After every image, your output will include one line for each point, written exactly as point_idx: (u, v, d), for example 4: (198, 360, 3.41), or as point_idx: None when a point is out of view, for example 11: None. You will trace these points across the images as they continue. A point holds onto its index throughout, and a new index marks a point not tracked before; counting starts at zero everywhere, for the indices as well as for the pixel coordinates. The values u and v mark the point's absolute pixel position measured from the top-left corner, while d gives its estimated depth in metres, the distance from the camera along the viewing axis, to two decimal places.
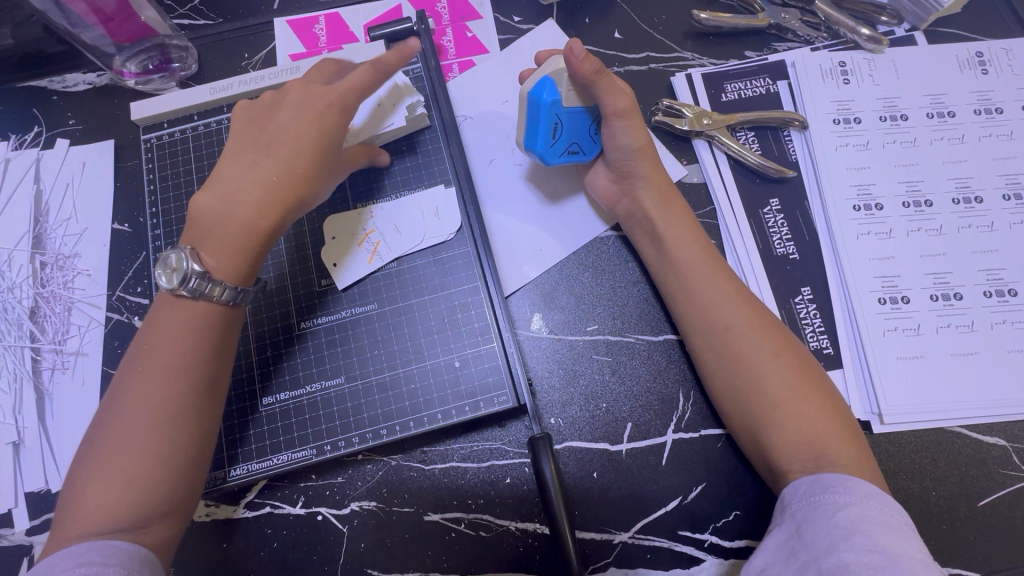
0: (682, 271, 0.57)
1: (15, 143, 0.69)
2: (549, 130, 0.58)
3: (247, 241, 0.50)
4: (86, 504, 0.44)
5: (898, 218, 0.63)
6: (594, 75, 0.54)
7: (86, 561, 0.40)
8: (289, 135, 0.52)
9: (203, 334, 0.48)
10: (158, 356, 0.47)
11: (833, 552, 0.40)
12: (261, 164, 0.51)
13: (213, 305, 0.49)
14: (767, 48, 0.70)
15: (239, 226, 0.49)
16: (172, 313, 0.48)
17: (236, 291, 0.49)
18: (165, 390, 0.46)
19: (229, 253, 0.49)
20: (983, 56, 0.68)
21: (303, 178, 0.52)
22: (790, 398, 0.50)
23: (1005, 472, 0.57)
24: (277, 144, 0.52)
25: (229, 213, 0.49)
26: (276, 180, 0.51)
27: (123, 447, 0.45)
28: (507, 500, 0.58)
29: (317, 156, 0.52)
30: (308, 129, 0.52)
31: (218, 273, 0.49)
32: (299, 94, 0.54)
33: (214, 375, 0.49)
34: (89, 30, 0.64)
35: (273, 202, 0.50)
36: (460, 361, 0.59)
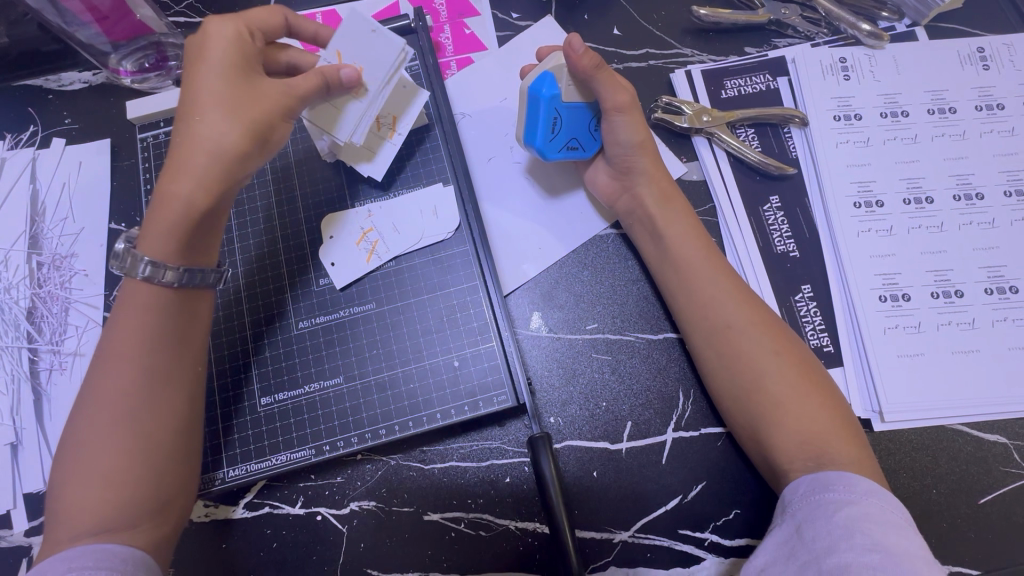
0: (682, 268, 0.57)
1: (10, 143, 0.69)
2: (548, 124, 0.57)
3: (172, 211, 0.47)
4: (72, 507, 0.44)
5: (899, 214, 0.63)
6: (593, 70, 0.54)
7: (78, 565, 0.41)
8: (195, 92, 0.48)
9: (164, 321, 0.48)
10: (118, 348, 0.47)
11: (834, 552, 0.40)
12: (177, 133, 0.48)
13: (167, 290, 0.48)
14: (767, 44, 0.70)
15: (167, 200, 0.47)
16: (129, 302, 0.48)
17: (180, 272, 0.48)
18: (130, 382, 0.46)
19: (158, 233, 0.47)
20: (984, 52, 0.67)
21: (212, 142, 0.47)
22: (791, 396, 0.50)
23: (1006, 470, 0.57)
24: (186, 109, 0.48)
25: (158, 193, 0.48)
26: (186, 150, 0.47)
27: (99, 446, 0.45)
28: (507, 499, 0.58)
29: (223, 114, 0.47)
30: (217, 83, 0.48)
31: (151, 252, 0.47)
32: (201, 44, 0.49)
33: (180, 364, 0.49)
34: (84, 28, 0.65)
35: (190, 166, 0.47)
36: (458, 361, 0.59)
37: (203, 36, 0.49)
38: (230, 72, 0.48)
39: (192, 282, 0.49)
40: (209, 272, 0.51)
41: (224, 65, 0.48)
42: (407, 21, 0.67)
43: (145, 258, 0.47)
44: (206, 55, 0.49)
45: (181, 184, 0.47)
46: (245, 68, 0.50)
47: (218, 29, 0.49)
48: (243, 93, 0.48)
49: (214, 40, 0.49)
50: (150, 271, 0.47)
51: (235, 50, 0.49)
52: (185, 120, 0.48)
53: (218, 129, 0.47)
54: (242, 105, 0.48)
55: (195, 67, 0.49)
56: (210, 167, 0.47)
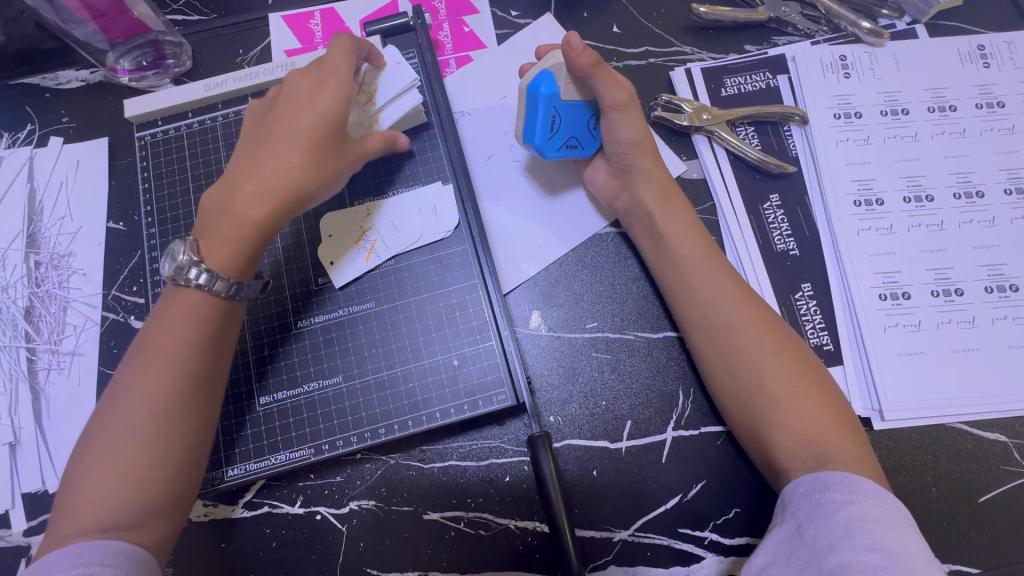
0: (683, 266, 0.56)
1: (7, 141, 0.69)
2: (547, 123, 0.57)
3: (246, 230, 0.49)
4: (82, 501, 0.44)
5: (899, 212, 0.63)
6: (591, 68, 0.54)
7: (83, 561, 0.40)
8: (293, 133, 0.52)
9: (204, 326, 0.48)
10: (159, 347, 0.47)
11: (835, 551, 0.40)
12: (261, 159, 0.51)
13: (215, 297, 0.49)
14: (767, 42, 0.70)
15: (238, 219, 0.49)
16: (176, 305, 0.49)
17: (233, 284, 0.49)
18: (164, 382, 0.46)
19: (224, 244, 0.49)
20: (984, 50, 0.67)
21: (297, 169, 0.51)
22: (790, 394, 0.50)
23: (1005, 468, 0.57)
24: (276, 135, 0.52)
25: (227, 205, 0.50)
26: (270, 172, 0.50)
27: (120, 441, 0.45)
28: (507, 498, 0.58)
29: (309, 145, 0.52)
30: (315, 132, 0.52)
31: (217, 262, 0.49)
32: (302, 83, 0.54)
33: (213, 368, 0.49)
34: (82, 26, 0.64)
35: (271, 197, 0.50)
36: (458, 360, 0.59)
37: (311, 85, 0.53)
38: (332, 126, 0.53)
39: (238, 294, 0.50)
40: (247, 285, 0.51)
41: (328, 117, 0.53)
42: (406, 19, 0.67)
43: (202, 266, 0.48)
44: (314, 103, 0.53)
45: (260, 210, 0.50)
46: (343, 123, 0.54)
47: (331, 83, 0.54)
48: (334, 148, 0.53)
49: (326, 90, 0.53)
50: (203, 278, 0.48)
51: (340, 105, 0.53)
52: (275, 151, 0.51)
53: (302, 170, 0.51)
54: (328, 158, 0.53)
55: (297, 111, 0.52)
56: (288, 204, 0.51)
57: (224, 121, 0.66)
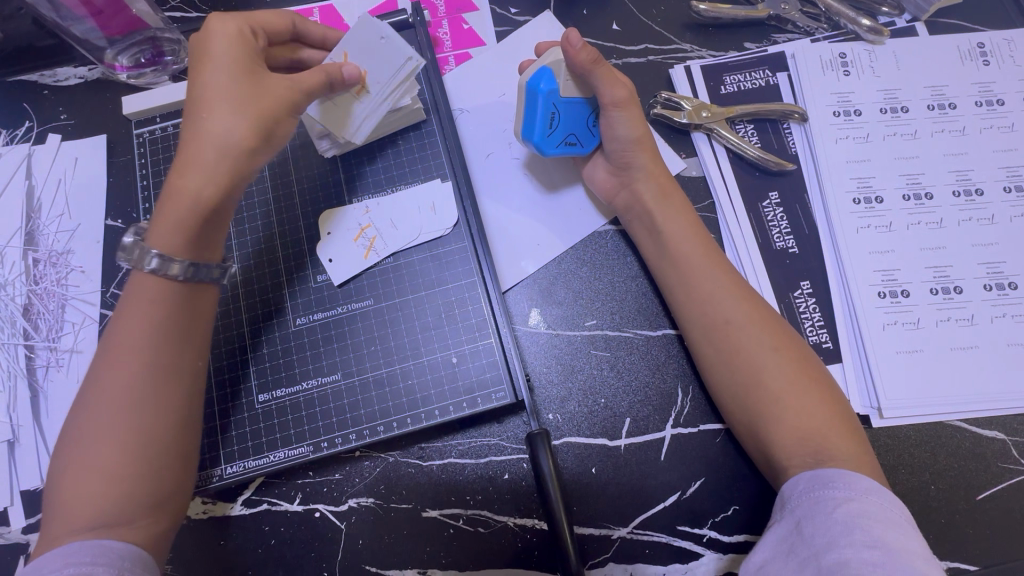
0: (680, 264, 0.56)
1: (6, 139, 0.68)
2: (547, 120, 0.57)
3: (188, 205, 0.48)
4: (69, 501, 0.44)
5: (898, 210, 0.63)
6: (591, 65, 0.54)
7: (74, 561, 0.40)
8: (202, 91, 0.50)
9: (167, 314, 0.48)
10: (123, 340, 0.47)
11: (833, 548, 0.40)
12: (185, 131, 0.50)
13: (174, 283, 0.49)
14: (767, 40, 0.69)
15: (177, 194, 0.48)
16: (135, 295, 0.48)
17: (190, 265, 0.49)
18: (130, 374, 0.46)
19: (170, 228, 0.48)
20: (984, 48, 0.67)
21: (224, 131, 0.49)
22: (788, 391, 0.50)
23: (1004, 466, 0.57)
24: (195, 104, 0.50)
25: (168, 191, 0.49)
26: (199, 144, 0.49)
27: (100, 438, 0.45)
28: (506, 495, 0.58)
29: (229, 103, 0.49)
30: (223, 82, 0.49)
31: (160, 243, 0.48)
32: (201, 43, 0.51)
33: (180, 357, 0.48)
34: (79, 23, 0.64)
35: (201, 162, 0.48)
36: (457, 357, 0.59)
37: (200, 39, 0.51)
38: (239, 74, 0.50)
39: (197, 277, 0.49)
40: (215, 266, 0.51)
41: (228, 64, 0.50)
42: (406, 16, 0.67)
43: (151, 251, 0.47)
44: (210, 56, 0.50)
45: (195, 176, 0.48)
46: (247, 65, 0.51)
47: (215, 31, 0.51)
48: (249, 88, 0.50)
49: (214, 40, 0.51)
50: (156, 262, 0.47)
51: (235, 50, 0.51)
52: (192, 117, 0.50)
53: (224, 125, 0.49)
54: (249, 99, 0.50)
55: (199, 70, 0.50)
56: (221, 160, 0.49)
57: None
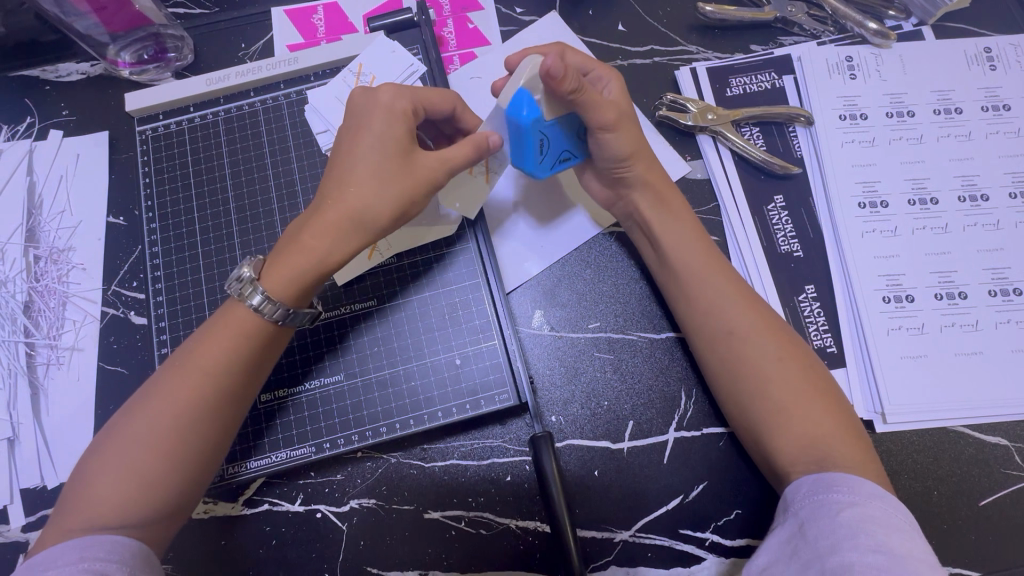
0: (682, 271, 0.56)
1: (7, 134, 0.68)
2: (537, 145, 0.53)
3: (308, 265, 0.48)
4: (94, 493, 0.43)
5: (903, 215, 0.62)
6: (570, 92, 0.49)
7: (89, 555, 0.40)
8: (354, 159, 0.49)
9: (250, 347, 0.48)
10: (202, 359, 0.47)
11: (837, 551, 0.40)
12: (327, 188, 0.50)
13: (262, 321, 0.48)
14: (773, 42, 0.69)
15: (302, 250, 0.48)
16: (227, 320, 0.49)
17: (287, 312, 0.48)
18: (198, 394, 0.46)
19: (289, 281, 0.48)
20: (991, 53, 0.67)
21: (362, 203, 0.48)
22: (796, 398, 0.49)
23: (1006, 471, 0.57)
24: (348, 166, 0.49)
25: (295, 241, 0.49)
26: (334, 206, 0.48)
27: (142, 444, 0.44)
28: (508, 498, 0.57)
29: (376, 175, 0.48)
30: (379, 153, 0.49)
31: (271, 290, 0.48)
32: (369, 105, 0.51)
33: (247, 385, 0.49)
34: (82, 18, 0.63)
35: (335, 230, 0.48)
36: (460, 359, 0.59)
37: (367, 105, 0.51)
38: (394, 147, 0.49)
39: (288, 320, 0.49)
40: (305, 314, 0.50)
41: (386, 136, 0.49)
42: (411, 15, 0.67)
43: (260, 289, 0.47)
44: (376, 125, 0.50)
45: (324, 240, 0.48)
46: (406, 138, 0.50)
47: (386, 101, 0.51)
48: (402, 164, 0.49)
49: (378, 108, 0.50)
50: (259, 300, 0.48)
51: (395, 120, 0.50)
52: (337, 175, 0.50)
53: (364, 196, 0.48)
54: (396, 174, 0.49)
55: (356, 133, 0.50)
56: (351, 229, 0.48)
57: (226, 116, 0.66)
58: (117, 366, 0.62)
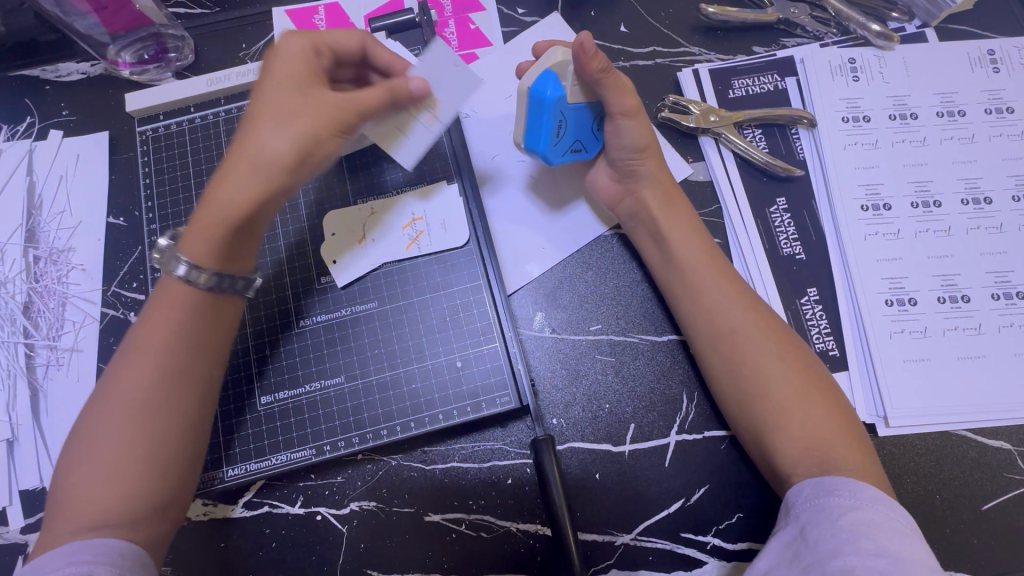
0: (685, 273, 0.56)
1: (6, 134, 0.68)
2: (553, 127, 0.55)
3: (223, 218, 0.47)
4: (75, 498, 0.43)
5: (906, 218, 0.62)
6: (599, 74, 0.52)
7: (77, 559, 0.40)
8: (260, 105, 0.49)
9: (190, 320, 0.48)
10: (143, 341, 0.47)
11: (839, 556, 0.40)
12: (238, 142, 0.49)
13: (198, 290, 0.48)
14: (775, 44, 0.69)
15: (216, 204, 0.47)
16: (163, 300, 0.48)
17: (217, 276, 0.48)
18: (148, 376, 0.46)
19: (208, 238, 0.47)
20: (994, 55, 0.67)
21: (274, 148, 0.47)
22: (795, 400, 0.49)
23: (1009, 476, 0.57)
24: (256, 116, 0.49)
25: (212, 195, 0.47)
26: (246, 154, 0.47)
27: (111, 437, 0.45)
28: (509, 501, 0.57)
29: (286, 122, 0.48)
30: (277, 99, 0.48)
31: (192, 256, 0.47)
32: (273, 55, 0.51)
33: (201, 361, 0.48)
34: (83, 18, 0.63)
35: (244, 177, 0.47)
36: (462, 361, 0.59)
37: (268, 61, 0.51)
38: (298, 92, 0.49)
39: (224, 287, 0.49)
40: (238, 279, 0.50)
41: (292, 82, 0.49)
42: (412, 16, 0.67)
43: (183, 260, 0.47)
44: (276, 73, 0.50)
45: (232, 186, 0.47)
46: (314, 84, 0.50)
47: (294, 48, 0.51)
48: (306, 107, 0.48)
49: (285, 58, 0.50)
50: (185, 271, 0.47)
51: (303, 69, 0.50)
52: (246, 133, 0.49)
53: (271, 140, 0.47)
54: (301, 117, 0.48)
55: (264, 82, 0.50)
56: (256, 173, 0.47)
57: (227, 117, 0.66)
58: None
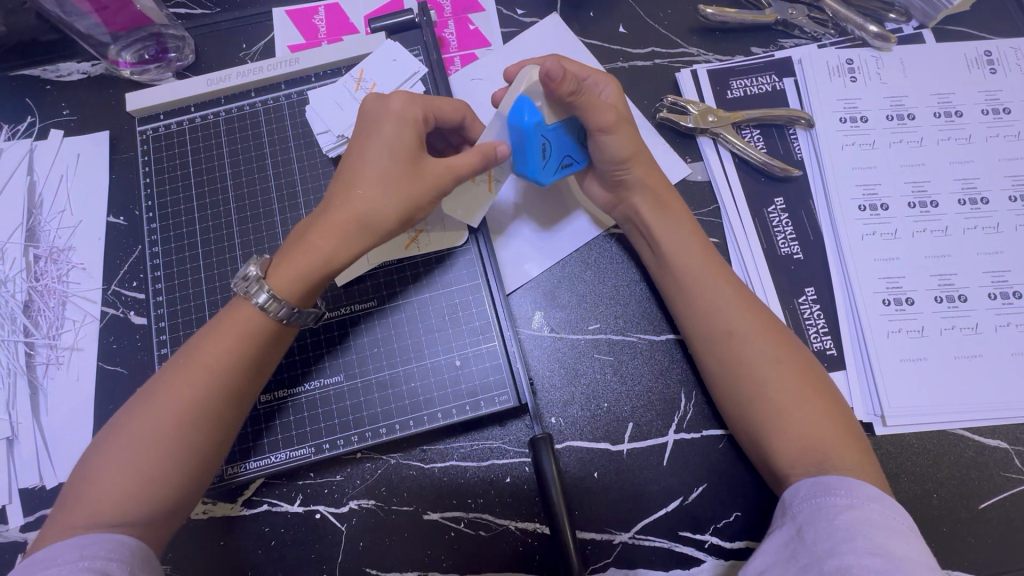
0: (680, 274, 0.56)
1: (7, 133, 0.68)
2: (539, 150, 0.54)
3: (313, 265, 0.49)
4: (93, 493, 0.43)
5: (903, 218, 0.63)
6: (571, 96, 0.50)
7: (89, 554, 0.40)
8: (362, 162, 0.50)
9: (254, 347, 0.48)
10: (205, 361, 0.47)
11: (836, 554, 0.40)
12: (335, 192, 0.51)
13: (268, 320, 0.49)
14: (773, 44, 0.69)
15: (307, 250, 0.49)
16: (231, 317, 0.49)
17: (292, 310, 0.49)
18: (200, 397, 0.46)
19: (295, 279, 0.48)
20: (991, 56, 0.67)
21: (370, 212, 0.49)
22: (794, 401, 0.49)
23: (1006, 475, 0.57)
24: (355, 171, 0.50)
25: (305, 241, 0.49)
26: (343, 209, 0.49)
27: (141, 441, 0.44)
28: (507, 499, 0.57)
29: (386, 186, 0.49)
30: (386, 158, 0.50)
31: (276, 288, 0.48)
32: (379, 109, 0.52)
33: (251, 383, 0.49)
34: (84, 18, 0.63)
35: (342, 233, 0.49)
36: (460, 360, 0.59)
37: (375, 112, 0.52)
38: (400, 153, 0.50)
39: (292, 319, 0.49)
40: (309, 312, 0.50)
41: (394, 143, 0.50)
42: (411, 16, 0.67)
43: (267, 288, 0.48)
44: (377, 129, 0.51)
45: (330, 239, 0.49)
46: (413, 145, 0.51)
47: (394, 104, 0.52)
48: (407, 171, 0.50)
49: (388, 115, 0.51)
50: (266, 300, 0.48)
51: (404, 128, 0.51)
52: (347, 178, 0.51)
53: (371, 199, 0.49)
54: (402, 179, 0.50)
55: (367, 136, 0.51)
56: (357, 232, 0.49)
57: (227, 116, 0.66)
58: (117, 366, 0.62)
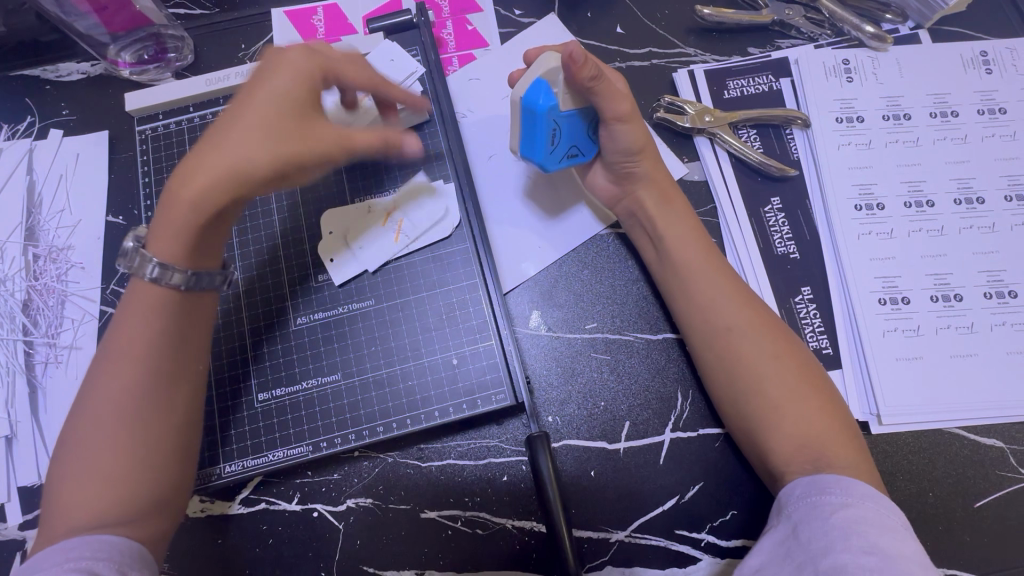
0: (680, 271, 0.56)
1: (7, 133, 0.68)
2: (548, 136, 0.56)
3: (187, 216, 0.46)
4: (69, 499, 0.44)
5: (900, 218, 0.63)
6: (590, 81, 0.52)
7: (75, 555, 0.41)
8: (241, 108, 0.48)
9: (170, 320, 0.48)
10: (121, 343, 0.47)
11: (830, 553, 0.40)
12: (206, 138, 0.47)
13: (167, 290, 0.48)
14: (770, 45, 0.69)
15: (178, 202, 0.46)
16: (134, 299, 0.48)
17: (188, 275, 0.48)
18: (128, 378, 0.46)
19: (173, 235, 0.47)
20: (987, 56, 0.67)
21: (250, 161, 0.45)
22: (789, 398, 0.50)
23: (1002, 474, 0.57)
24: (233, 118, 0.47)
25: (175, 191, 0.46)
26: (211, 154, 0.46)
27: (99, 443, 0.45)
28: (504, 497, 0.58)
29: (264, 132, 0.46)
30: (269, 108, 0.47)
31: (159, 255, 0.47)
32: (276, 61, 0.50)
33: (180, 357, 0.48)
34: (83, 18, 0.64)
35: (209, 178, 0.45)
36: (457, 359, 0.59)
37: (269, 62, 0.50)
38: (285, 103, 0.48)
39: (198, 285, 0.49)
40: (214, 274, 0.51)
41: (283, 93, 0.48)
42: (410, 16, 0.67)
43: (153, 260, 0.47)
44: (268, 79, 0.49)
45: (195, 186, 0.45)
46: (301, 100, 0.48)
47: (292, 58, 0.50)
48: (291, 124, 0.47)
49: (285, 69, 0.49)
50: (157, 271, 0.47)
51: (296, 81, 0.49)
52: (224, 122, 0.48)
53: (242, 145, 0.46)
54: (286, 131, 0.47)
55: (254, 86, 0.49)
56: (225, 182, 0.45)
57: None
58: None
